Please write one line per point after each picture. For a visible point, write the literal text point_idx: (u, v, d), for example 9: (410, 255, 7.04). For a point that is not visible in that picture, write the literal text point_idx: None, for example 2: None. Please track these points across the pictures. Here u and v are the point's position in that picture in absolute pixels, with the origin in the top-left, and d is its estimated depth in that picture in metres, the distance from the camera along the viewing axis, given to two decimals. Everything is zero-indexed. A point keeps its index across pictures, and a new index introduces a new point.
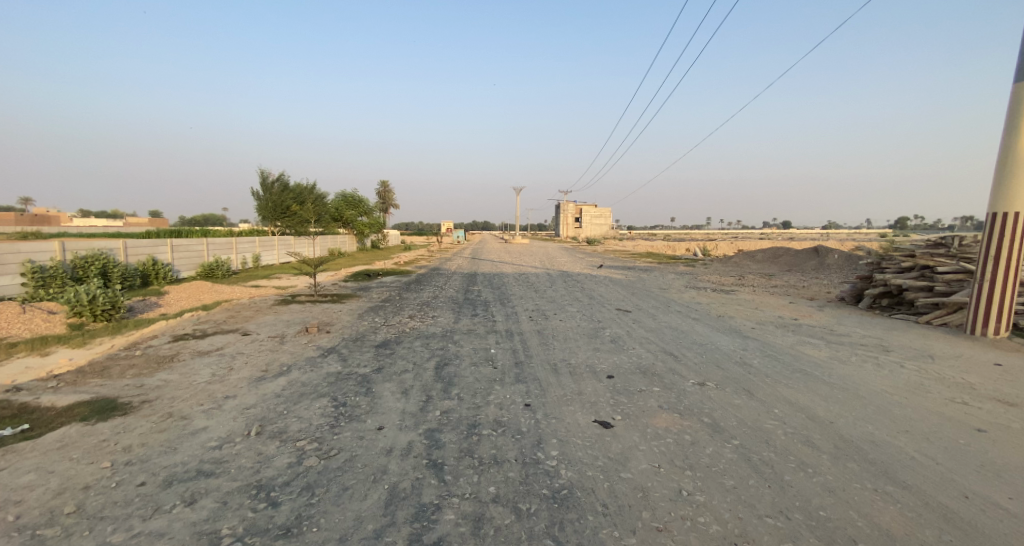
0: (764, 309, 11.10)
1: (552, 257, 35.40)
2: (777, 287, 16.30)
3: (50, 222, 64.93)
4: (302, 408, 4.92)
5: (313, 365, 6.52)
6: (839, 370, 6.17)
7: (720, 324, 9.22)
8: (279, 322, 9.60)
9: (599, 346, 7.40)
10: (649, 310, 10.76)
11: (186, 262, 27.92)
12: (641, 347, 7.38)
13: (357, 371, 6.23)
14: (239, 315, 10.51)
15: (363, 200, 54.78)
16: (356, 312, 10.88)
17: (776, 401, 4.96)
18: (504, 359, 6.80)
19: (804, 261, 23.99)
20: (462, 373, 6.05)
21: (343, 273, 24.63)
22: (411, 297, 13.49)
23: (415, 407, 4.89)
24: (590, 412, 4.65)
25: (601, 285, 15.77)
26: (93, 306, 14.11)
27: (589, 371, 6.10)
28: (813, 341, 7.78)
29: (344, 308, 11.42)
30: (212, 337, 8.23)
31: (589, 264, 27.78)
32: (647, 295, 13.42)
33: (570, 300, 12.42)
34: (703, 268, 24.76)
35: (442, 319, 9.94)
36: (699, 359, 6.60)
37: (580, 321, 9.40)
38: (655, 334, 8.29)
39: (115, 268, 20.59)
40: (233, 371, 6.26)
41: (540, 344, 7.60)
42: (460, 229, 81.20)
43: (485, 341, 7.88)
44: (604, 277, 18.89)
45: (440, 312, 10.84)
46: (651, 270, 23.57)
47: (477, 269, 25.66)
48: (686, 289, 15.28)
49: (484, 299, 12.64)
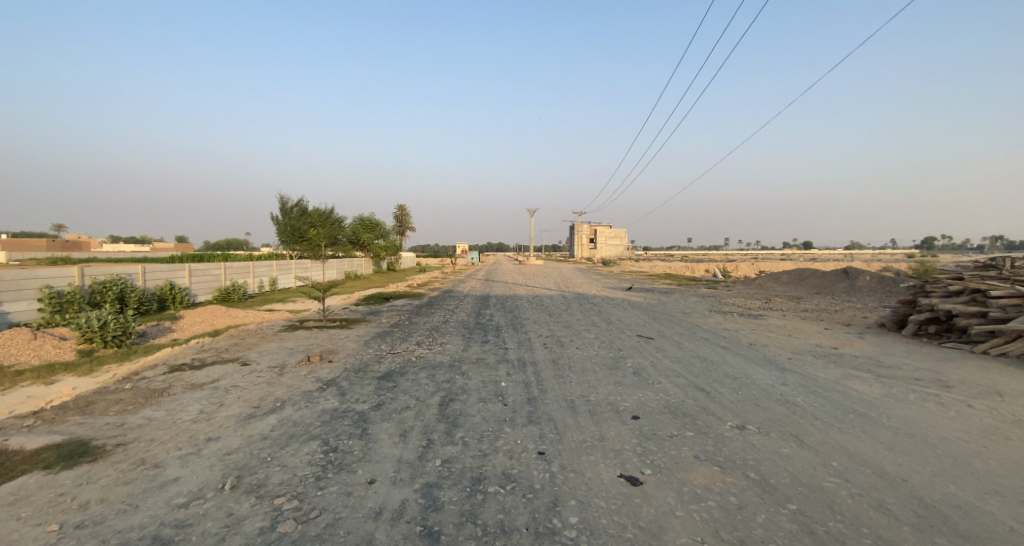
0: (799, 336, 10.24)
1: (569, 280, 34.66)
2: (808, 312, 15.29)
3: (82, 248, 67.63)
4: (289, 454, 4.39)
5: (309, 401, 6.02)
6: (898, 409, 5.37)
7: (752, 354, 8.43)
8: (282, 350, 9.19)
9: (621, 380, 6.73)
10: (672, 337, 10.02)
11: (204, 286, 28.23)
12: (667, 381, 6.68)
13: (354, 408, 5.70)
14: (242, 343, 10.17)
15: (379, 223, 55.35)
16: (362, 338, 10.41)
17: (833, 451, 4.22)
18: (515, 394, 6.18)
19: (833, 284, 22.79)
20: (468, 412, 5.45)
21: (356, 296, 24.44)
22: (421, 322, 13.02)
23: (413, 455, 4.32)
24: (615, 465, 4.00)
25: (620, 309, 15.08)
26: (104, 331, 14.04)
27: (610, 411, 5.44)
28: (861, 375, 6.95)
29: (351, 334, 10.99)
30: (210, 367, 7.85)
31: (606, 286, 27.03)
32: (669, 319, 12.67)
33: (587, 325, 11.75)
34: (726, 290, 23.75)
35: (451, 346, 9.38)
36: (735, 397, 5.87)
37: (599, 349, 8.72)
38: (682, 366, 7.57)
39: (132, 293, 20.82)
40: (223, 407, 5.80)
41: (555, 376, 6.96)
42: (475, 251, 81.32)
43: (496, 373, 7.28)
44: (623, 300, 18.14)
45: (449, 338, 10.30)
46: (672, 292, 22.73)
47: (491, 292, 25.16)
48: (710, 313, 14.45)
49: (496, 325, 12.07)
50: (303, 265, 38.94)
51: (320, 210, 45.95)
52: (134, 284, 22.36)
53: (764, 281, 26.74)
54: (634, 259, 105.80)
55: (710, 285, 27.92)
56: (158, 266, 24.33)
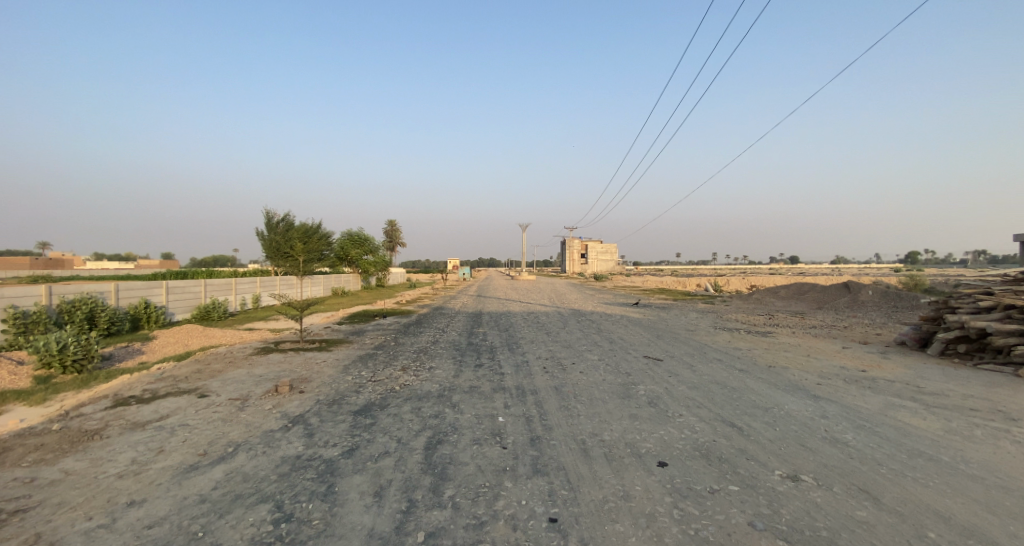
0: (818, 356, 9.46)
1: (563, 295, 33.77)
2: (817, 328, 14.60)
3: (59, 265, 65.45)
4: (228, 525, 3.39)
5: (268, 444, 5.01)
6: (970, 451, 4.55)
7: (775, 379, 7.60)
8: (249, 379, 8.12)
9: (637, 413, 5.83)
10: (683, 359, 9.17)
11: (182, 304, 26.85)
12: (688, 413, 5.79)
13: (321, 455, 4.70)
14: (206, 369, 9.05)
15: (369, 238, 54.25)
16: (341, 363, 9.36)
17: (921, 513, 3.35)
18: (515, 433, 5.23)
19: (834, 298, 22.24)
20: (459, 459, 4.49)
21: (342, 314, 23.41)
22: (408, 343, 12.01)
23: (390, 526, 3.35)
24: (651, 540, 3.07)
25: (621, 327, 14.26)
26: (63, 356, 12.68)
27: (630, 456, 4.52)
28: (905, 405, 6.15)
29: (331, 358, 9.96)
30: (161, 400, 6.79)
31: (602, 302, 26.34)
32: (675, 338, 11.85)
33: (589, 345, 10.86)
34: (726, 306, 23.15)
35: (440, 371, 8.40)
36: (773, 435, 4.99)
37: (606, 374, 7.81)
38: (702, 394, 6.70)
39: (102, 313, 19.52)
40: (162, 454, 4.76)
41: (560, 409, 6.03)
42: (466, 267, 80.29)
43: (491, 404, 6.33)
44: (622, 316, 17.29)
45: (439, 361, 9.31)
46: (671, 308, 22.07)
47: (483, 308, 24.24)
48: (716, 330, 13.66)
49: (490, 345, 11.13)
50: (288, 281, 37.60)
51: (308, 225, 44.77)
52: (104, 303, 20.99)
53: (762, 296, 26.16)
54: (626, 274, 105.68)
55: (707, 301, 27.36)
56: (132, 284, 22.97)
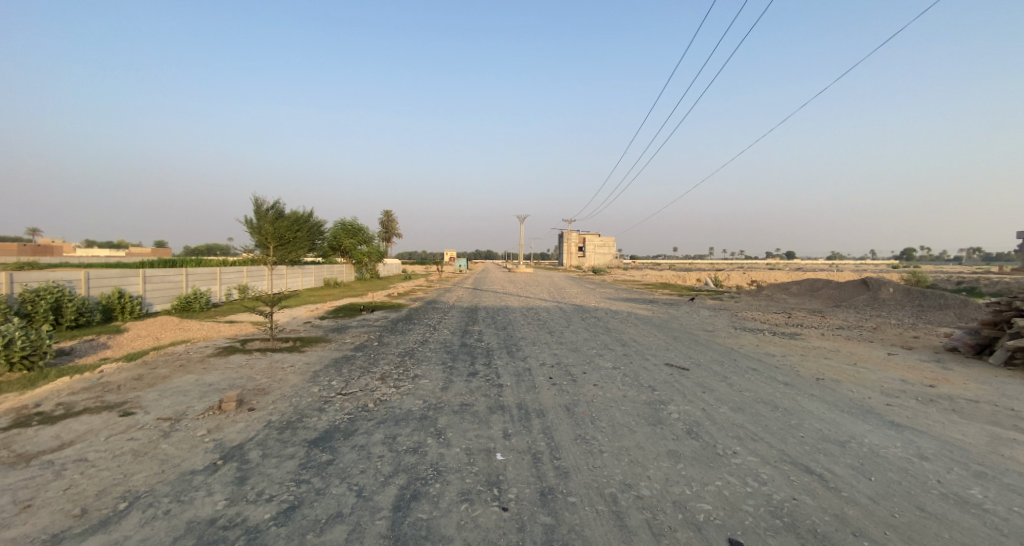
0: (867, 366, 8.15)
1: (563, 289, 32.38)
2: (846, 330, 13.31)
3: (46, 250, 63.65)
4: None
5: (177, 497, 3.60)
6: None
7: (831, 398, 6.26)
8: (194, 389, 6.70)
9: (677, 450, 4.48)
10: (712, 369, 7.83)
11: (162, 295, 25.33)
12: (744, 452, 4.43)
13: (244, 521, 3.29)
14: (149, 374, 7.61)
15: (363, 228, 52.53)
16: (311, 370, 7.96)
17: None
18: (519, 482, 3.85)
19: (852, 296, 20.96)
20: (441, 532, 3.11)
21: (329, 306, 22.02)
22: (392, 343, 10.63)
23: None
24: None
25: (631, 326, 12.92)
26: (8, 351, 10.81)
27: (686, 528, 3.14)
28: (1014, 438, 4.83)
29: (300, 363, 8.55)
30: (71, 419, 5.37)
31: (605, 297, 25.10)
32: (695, 340, 10.55)
33: (599, 349, 9.51)
34: (737, 302, 21.91)
35: (426, 382, 7.02)
36: (875, 493, 3.63)
37: (625, 390, 6.46)
38: (750, 420, 5.38)
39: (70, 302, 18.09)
40: (19, 515, 3.34)
41: (576, 442, 4.67)
42: (463, 258, 78.67)
43: (487, 432, 4.96)
44: (630, 314, 15.92)
45: (426, 368, 7.93)
46: (678, 304, 20.77)
47: (479, 302, 22.89)
48: (737, 331, 12.33)
49: (486, 347, 9.77)
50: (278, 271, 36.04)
51: (298, 213, 43.07)
52: (72, 292, 19.44)
53: (773, 293, 24.88)
54: (624, 268, 104.41)
55: (715, 297, 26.15)
56: (104, 272, 21.40)
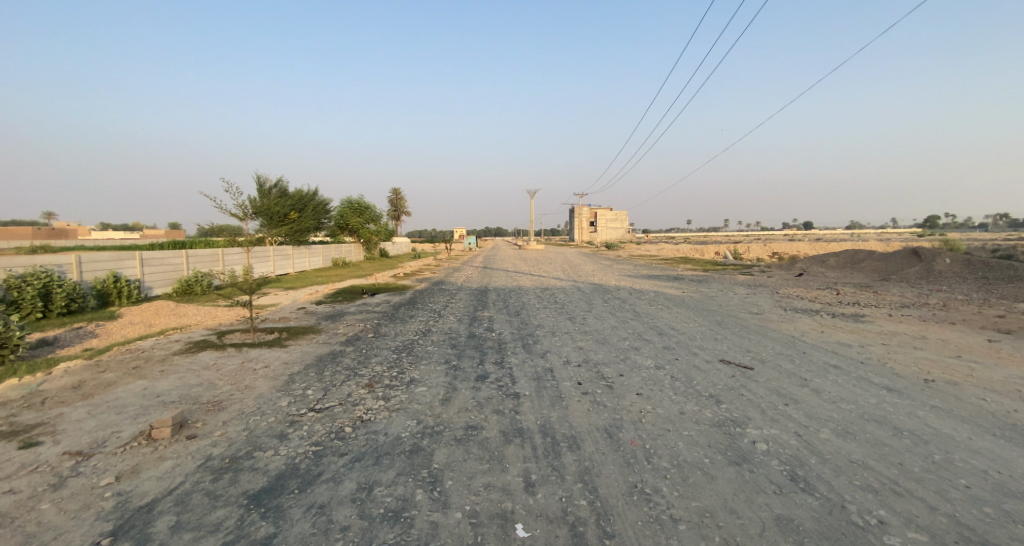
0: (976, 360, 6.47)
1: (579, 266, 30.60)
2: (912, 309, 11.51)
3: (63, 234, 64.07)
4: None
5: None
6: None
7: (963, 413, 4.64)
8: (135, 404, 5.36)
9: (791, 516, 2.95)
10: (782, 368, 6.23)
11: (162, 278, 24.30)
12: (896, 519, 2.89)
13: None
14: (93, 382, 6.29)
15: (369, 206, 50.89)
16: (286, 374, 6.58)
17: None
18: None
19: (901, 269, 18.91)
20: None
21: (330, 289, 20.67)
22: (391, 334, 9.25)
23: None
24: None
25: (664, 309, 11.31)
26: None
27: None
28: None
29: (276, 363, 7.18)
30: None
31: (625, 273, 23.46)
32: (744, 327, 8.94)
33: (633, 340, 7.99)
34: (771, 277, 20.08)
35: (423, 391, 5.57)
36: None
37: (681, 404, 4.95)
38: (872, 456, 3.80)
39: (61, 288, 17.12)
40: None
41: (634, 502, 3.16)
42: (472, 235, 76.71)
43: (501, 480, 3.49)
44: (657, 294, 14.26)
45: (425, 370, 6.49)
46: (707, 280, 19.04)
47: (490, 281, 21.39)
48: (788, 313, 10.63)
49: (498, 340, 8.30)
50: (282, 251, 34.77)
51: (302, 191, 41.64)
52: (63, 277, 18.39)
53: (807, 266, 22.87)
54: (639, 242, 101.49)
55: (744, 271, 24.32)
56: (97, 256, 20.30)
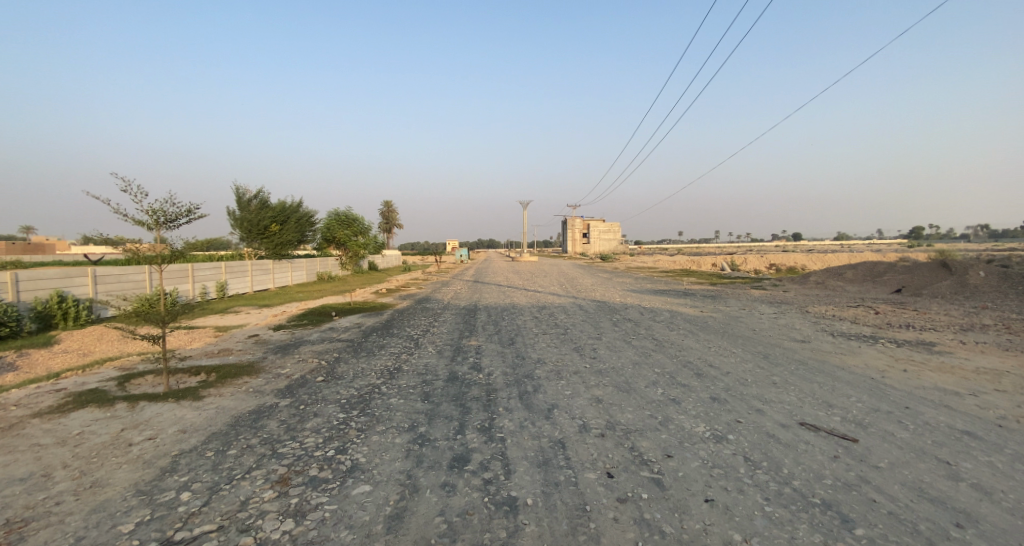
0: None
1: (577, 281, 28.60)
2: (978, 333, 9.74)
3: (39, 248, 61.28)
4: None
5: None
6: None
7: None
8: None
9: None
10: (899, 442, 4.26)
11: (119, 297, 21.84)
12: None
13: None
14: None
15: (357, 219, 48.70)
16: (174, 452, 4.44)
17: None
18: None
19: (931, 282, 17.29)
20: None
21: (301, 309, 18.38)
22: (347, 376, 7.13)
23: None
24: None
25: (690, 336, 9.35)
26: None
27: None
28: None
29: (169, 431, 4.97)
30: None
31: (628, 289, 21.62)
32: (802, 364, 6.99)
33: (667, 388, 5.97)
34: (790, 292, 18.31)
35: (364, 497, 3.48)
36: None
37: (789, 531, 2.94)
38: None
39: None
40: None
41: None
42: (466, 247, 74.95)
43: None
44: (674, 315, 12.35)
45: (376, 447, 4.41)
46: (722, 297, 17.18)
47: (481, 298, 19.37)
48: (842, 341, 8.73)
49: (486, 386, 6.25)
50: (260, 265, 32.32)
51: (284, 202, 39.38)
52: None
53: (824, 280, 21.21)
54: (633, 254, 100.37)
55: (755, 285, 22.65)
56: (39, 273, 17.84)
